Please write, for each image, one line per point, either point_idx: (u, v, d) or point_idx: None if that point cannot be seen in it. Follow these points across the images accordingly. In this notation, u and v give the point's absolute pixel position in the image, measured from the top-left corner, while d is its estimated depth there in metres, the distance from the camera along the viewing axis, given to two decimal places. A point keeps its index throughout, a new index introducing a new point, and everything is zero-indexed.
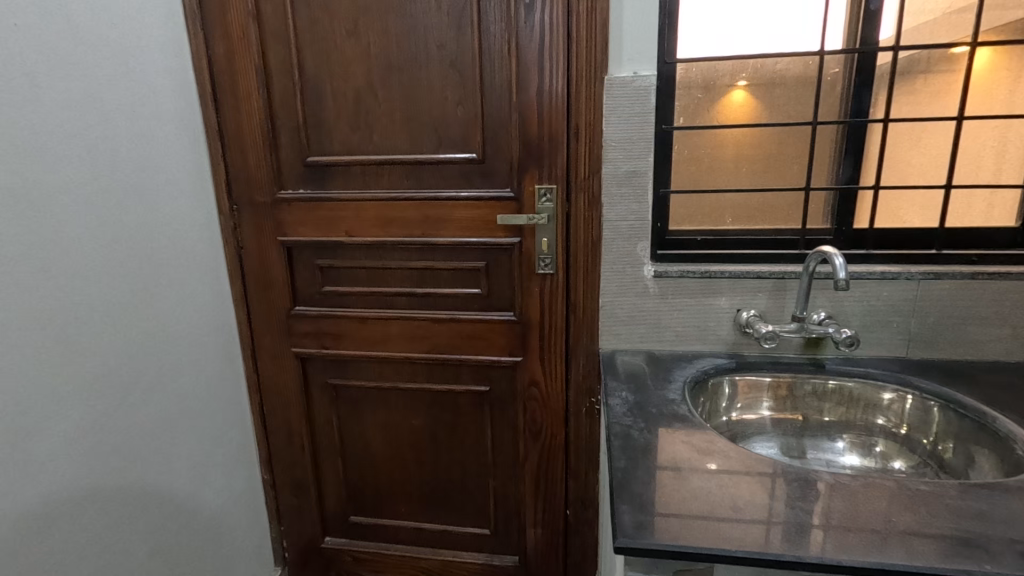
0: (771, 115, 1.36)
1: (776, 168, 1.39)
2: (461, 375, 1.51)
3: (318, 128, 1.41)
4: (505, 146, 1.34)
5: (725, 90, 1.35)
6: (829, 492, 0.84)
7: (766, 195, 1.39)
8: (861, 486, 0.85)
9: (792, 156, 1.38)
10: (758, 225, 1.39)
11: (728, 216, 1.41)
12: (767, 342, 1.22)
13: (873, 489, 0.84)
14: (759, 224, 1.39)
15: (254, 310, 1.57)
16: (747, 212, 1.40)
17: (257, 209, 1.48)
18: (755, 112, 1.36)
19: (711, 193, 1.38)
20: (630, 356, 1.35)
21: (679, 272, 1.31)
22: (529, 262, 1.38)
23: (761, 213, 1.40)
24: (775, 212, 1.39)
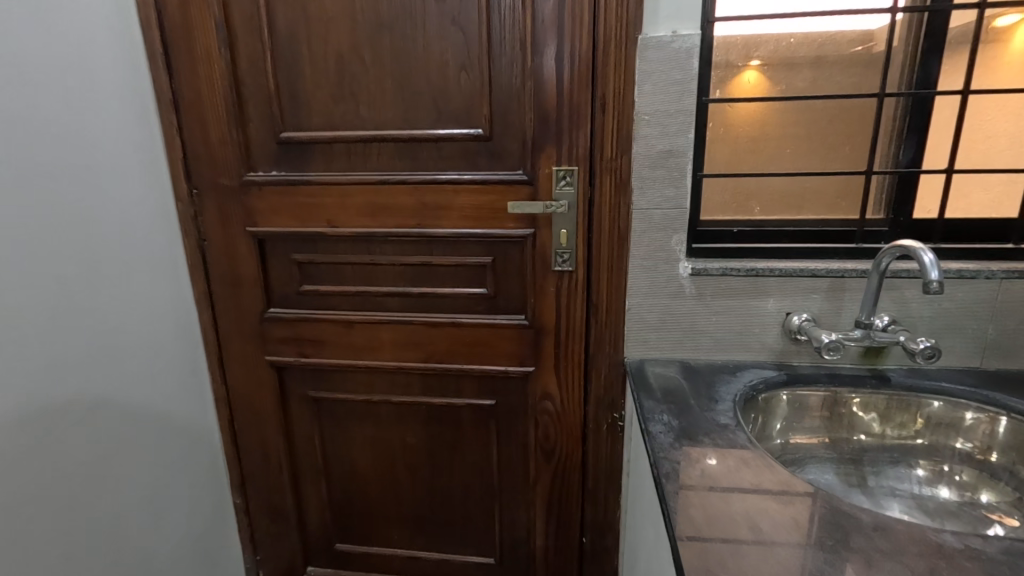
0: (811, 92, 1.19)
1: (826, 151, 1.22)
2: (463, 387, 1.31)
3: (292, 97, 1.18)
4: (515, 119, 1.14)
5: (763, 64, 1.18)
6: (961, 563, 0.65)
7: (815, 182, 1.23)
8: (1001, 555, 0.66)
9: (843, 136, 1.21)
10: (804, 214, 1.23)
11: (769, 203, 1.24)
12: (829, 353, 1.03)
13: (1019, 558, 0.65)
14: (805, 215, 1.23)
15: (220, 313, 1.34)
16: (794, 200, 1.24)
17: (220, 194, 1.25)
18: (790, 87, 1.18)
19: (749, 178, 1.22)
20: (662, 367, 1.16)
21: (720, 269, 1.12)
22: (544, 257, 1.18)
23: (808, 201, 1.24)
24: (823, 200, 1.23)
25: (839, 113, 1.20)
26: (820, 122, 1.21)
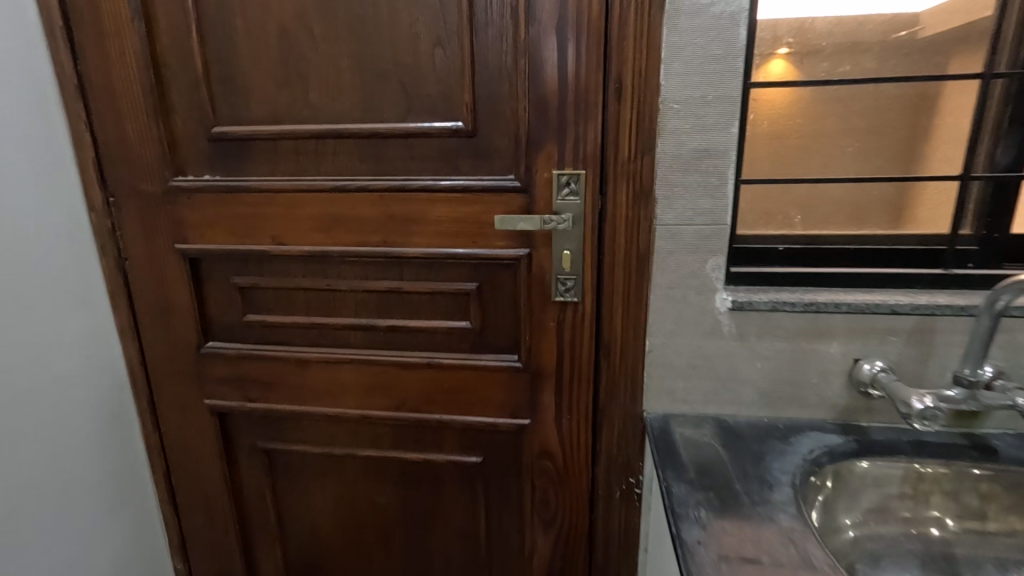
0: (881, 70, 0.93)
1: (902, 151, 0.97)
2: (443, 441, 1.07)
3: (226, 82, 0.94)
4: (505, 109, 0.89)
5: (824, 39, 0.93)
6: None
7: (886, 188, 0.99)
8: None
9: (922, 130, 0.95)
10: (864, 230, 0.98)
11: (817, 214, 1.00)
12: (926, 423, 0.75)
13: None
14: (868, 229, 0.98)
15: (149, 347, 1.10)
16: (851, 211, 0.99)
17: (143, 203, 1.01)
18: (857, 67, 0.93)
19: (798, 183, 0.98)
20: (691, 428, 0.91)
21: (769, 303, 0.87)
22: (542, 285, 0.94)
23: (869, 212, 0.99)
24: (888, 209, 0.99)
25: (919, 101, 0.95)
26: (899, 114, 0.96)
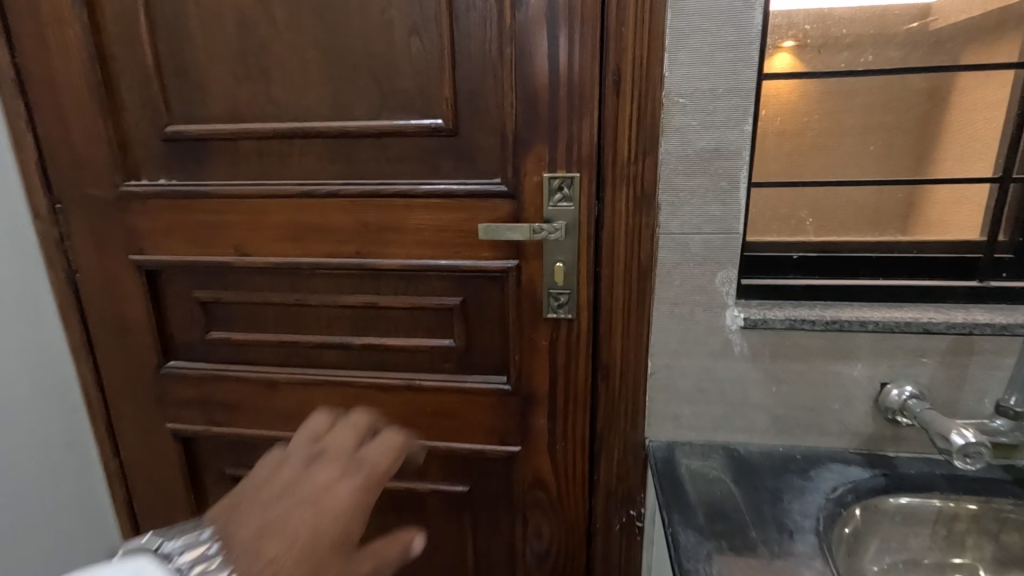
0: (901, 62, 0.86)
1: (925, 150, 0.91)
2: (427, 468, 0.98)
3: (180, 75, 0.84)
4: (489, 104, 0.79)
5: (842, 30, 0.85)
6: None
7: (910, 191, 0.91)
8: None
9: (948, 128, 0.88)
10: (881, 234, 0.91)
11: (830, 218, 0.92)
12: (969, 462, 0.66)
13: None
14: (886, 233, 0.91)
15: (104, 367, 1.01)
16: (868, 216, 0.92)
17: (92, 209, 0.91)
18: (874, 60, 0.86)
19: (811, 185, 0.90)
20: (699, 458, 0.81)
21: (785, 321, 0.78)
22: (533, 300, 0.85)
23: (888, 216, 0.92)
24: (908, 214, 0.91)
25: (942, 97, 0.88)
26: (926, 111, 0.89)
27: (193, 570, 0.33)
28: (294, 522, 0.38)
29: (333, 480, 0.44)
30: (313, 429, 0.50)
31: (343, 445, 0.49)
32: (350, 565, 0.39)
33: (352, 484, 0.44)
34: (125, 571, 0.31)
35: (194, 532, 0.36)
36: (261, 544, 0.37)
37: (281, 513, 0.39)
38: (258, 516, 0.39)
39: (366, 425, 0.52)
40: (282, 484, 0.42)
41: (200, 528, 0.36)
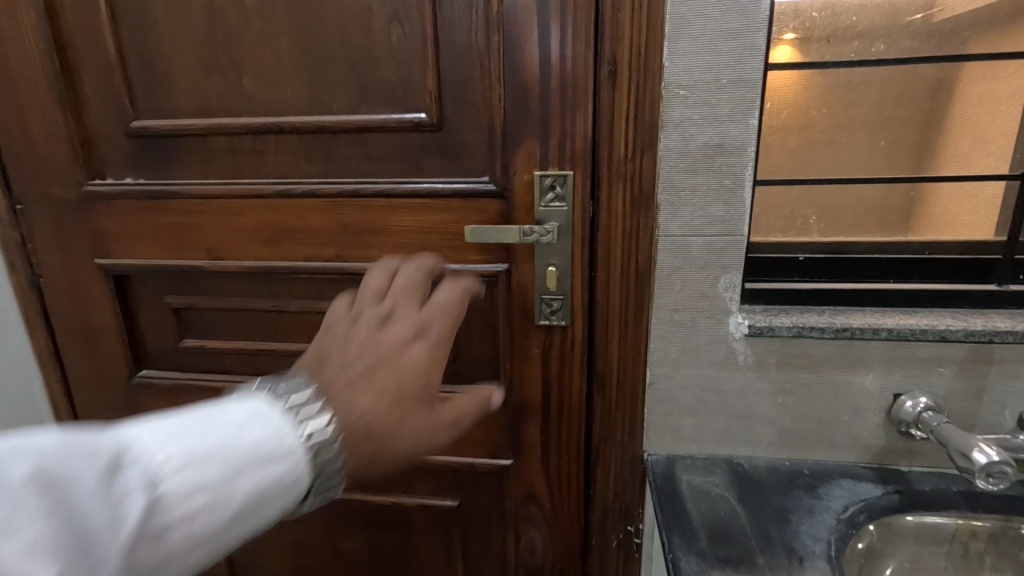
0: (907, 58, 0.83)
1: (931, 149, 0.90)
2: (414, 482, 0.93)
3: (145, 67, 0.79)
4: (476, 97, 0.74)
5: (851, 22, 0.81)
6: None
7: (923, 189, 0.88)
8: None
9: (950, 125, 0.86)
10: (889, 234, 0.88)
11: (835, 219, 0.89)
12: (992, 481, 0.61)
13: None
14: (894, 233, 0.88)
15: (73, 377, 0.95)
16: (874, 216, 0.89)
17: (55, 210, 0.86)
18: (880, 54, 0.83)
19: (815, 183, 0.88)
20: (701, 474, 0.77)
21: (793, 329, 0.72)
22: (524, 306, 0.80)
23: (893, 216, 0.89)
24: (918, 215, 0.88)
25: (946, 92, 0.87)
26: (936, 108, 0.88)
27: (302, 408, 0.41)
28: (377, 381, 0.45)
29: (405, 338, 0.49)
30: (377, 282, 0.55)
31: (410, 291, 0.54)
32: (431, 413, 0.47)
33: (422, 347, 0.49)
34: (246, 410, 0.40)
35: (291, 382, 0.43)
36: (354, 394, 0.44)
37: (364, 374, 0.45)
38: (345, 372, 0.45)
39: (428, 271, 0.59)
40: (360, 345, 0.47)
41: (297, 379, 0.43)
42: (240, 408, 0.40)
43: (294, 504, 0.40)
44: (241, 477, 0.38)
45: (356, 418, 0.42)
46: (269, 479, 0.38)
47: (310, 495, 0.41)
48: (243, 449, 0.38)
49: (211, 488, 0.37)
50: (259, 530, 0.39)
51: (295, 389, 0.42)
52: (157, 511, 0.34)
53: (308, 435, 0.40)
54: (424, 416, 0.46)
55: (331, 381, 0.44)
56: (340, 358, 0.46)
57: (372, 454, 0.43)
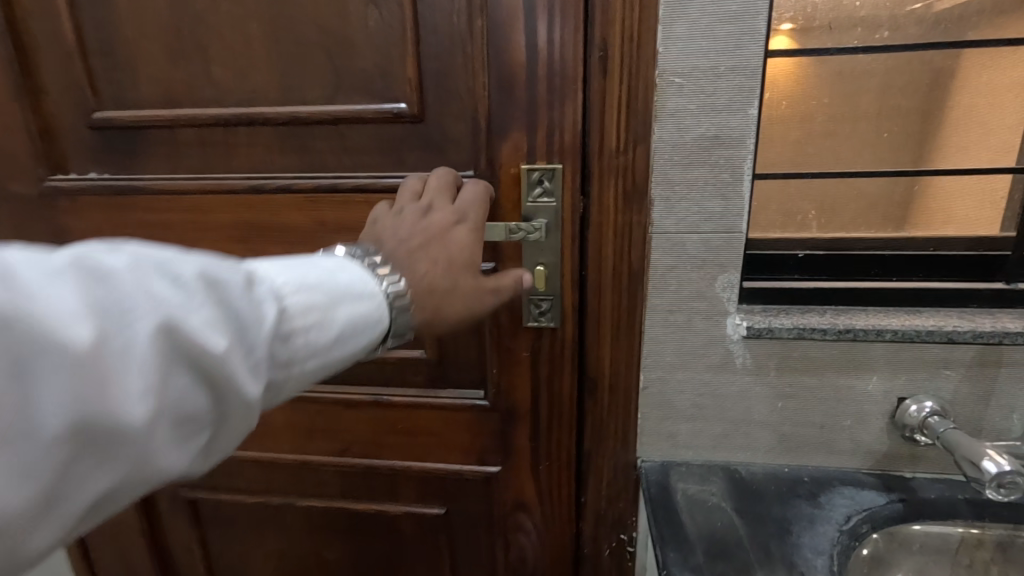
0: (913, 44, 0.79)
1: (935, 141, 0.87)
2: (399, 490, 0.89)
3: (107, 54, 0.74)
4: (460, 86, 0.70)
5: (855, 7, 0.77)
6: None
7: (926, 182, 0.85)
8: None
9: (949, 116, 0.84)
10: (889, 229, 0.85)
11: (833, 215, 0.86)
12: (1005, 492, 0.58)
13: None
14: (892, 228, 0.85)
15: None
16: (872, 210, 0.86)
17: (15, 208, 0.81)
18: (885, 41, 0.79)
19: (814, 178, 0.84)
20: (697, 482, 0.73)
21: (793, 330, 0.69)
22: (512, 307, 0.76)
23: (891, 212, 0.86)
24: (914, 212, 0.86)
25: (951, 80, 0.84)
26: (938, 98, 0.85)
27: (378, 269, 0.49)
28: (431, 255, 0.54)
29: (448, 226, 0.58)
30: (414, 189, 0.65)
31: (444, 193, 0.65)
32: (476, 280, 0.55)
33: (464, 232, 0.58)
34: (335, 263, 0.46)
35: (366, 251, 0.50)
36: (414, 260, 0.52)
37: (420, 249, 0.54)
38: (404, 247, 0.53)
39: (455, 181, 0.68)
40: (415, 227, 0.57)
41: (369, 251, 0.51)
42: (331, 262, 0.46)
43: (373, 344, 0.47)
44: (337, 308, 0.43)
45: (418, 280, 0.51)
46: (359, 314, 0.45)
47: (385, 337, 0.48)
48: (342, 288, 0.44)
49: (323, 311, 0.42)
50: (350, 362, 0.45)
51: (369, 252, 0.51)
52: (283, 318, 0.40)
53: (386, 286, 0.48)
54: (472, 280, 0.55)
55: (394, 250, 0.52)
56: (396, 235, 0.55)
57: (434, 311, 0.51)
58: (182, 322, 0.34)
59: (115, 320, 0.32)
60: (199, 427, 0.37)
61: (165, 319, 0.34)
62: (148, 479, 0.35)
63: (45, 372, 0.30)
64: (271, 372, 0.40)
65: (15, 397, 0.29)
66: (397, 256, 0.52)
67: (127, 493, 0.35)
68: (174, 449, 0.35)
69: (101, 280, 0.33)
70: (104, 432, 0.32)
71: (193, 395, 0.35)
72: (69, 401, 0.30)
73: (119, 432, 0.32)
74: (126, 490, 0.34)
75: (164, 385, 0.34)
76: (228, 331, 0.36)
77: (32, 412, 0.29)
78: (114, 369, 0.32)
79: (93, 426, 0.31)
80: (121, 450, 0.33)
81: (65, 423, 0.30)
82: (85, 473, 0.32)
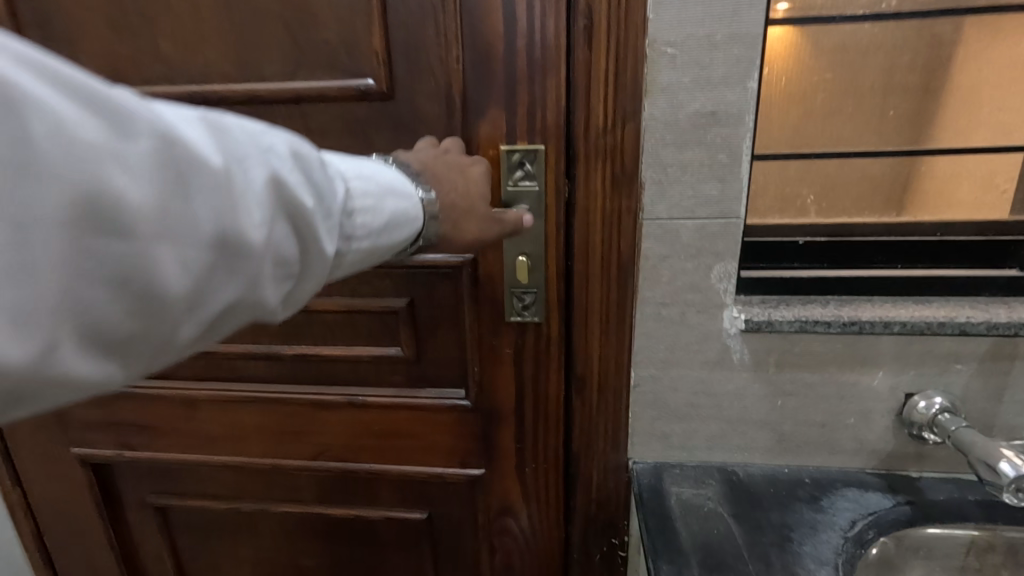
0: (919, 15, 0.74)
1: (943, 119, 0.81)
2: (378, 494, 0.84)
3: (43, 28, 0.67)
4: (432, 60, 0.63)
5: None
6: None
7: (930, 161, 0.81)
8: None
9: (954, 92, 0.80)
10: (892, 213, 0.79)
11: (830, 201, 0.81)
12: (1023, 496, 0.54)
13: None
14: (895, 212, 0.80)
15: None
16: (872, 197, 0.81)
17: None
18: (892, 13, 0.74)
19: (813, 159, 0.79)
20: (692, 485, 0.69)
21: (795, 324, 0.64)
22: (493, 301, 0.71)
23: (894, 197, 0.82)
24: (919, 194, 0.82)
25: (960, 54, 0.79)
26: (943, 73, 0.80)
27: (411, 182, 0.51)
28: (452, 179, 0.56)
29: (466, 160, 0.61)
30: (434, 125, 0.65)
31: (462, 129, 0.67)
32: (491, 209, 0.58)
33: (481, 167, 0.61)
34: (378, 164, 0.47)
35: (402, 163, 0.53)
36: (437, 180, 0.55)
37: (442, 172, 0.56)
38: (428, 166, 0.55)
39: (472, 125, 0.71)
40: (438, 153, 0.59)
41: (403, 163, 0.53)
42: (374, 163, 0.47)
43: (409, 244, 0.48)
44: (388, 200, 0.44)
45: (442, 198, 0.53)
46: (410, 211, 0.46)
47: (418, 241, 0.49)
48: (392, 182, 0.45)
49: (383, 197, 0.43)
50: (395, 253, 0.46)
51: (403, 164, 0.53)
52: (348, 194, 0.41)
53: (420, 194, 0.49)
54: (485, 210, 0.57)
55: (419, 167, 0.54)
56: (418, 155, 0.56)
57: (454, 229, 0.54)
58: (287, 175, 0.35)
59: (236, 157, 0.33)
60: (289, 280, 0.37)
61: (276, 168, 0.34)
62: (248, 314, 0.36)
63: (185, 183, 0.30)
64: (345, 247, 0.40)
65: (162, 199, 0.29)
66: (424, 171, 0.54)
67: (229, 324, 0.36)
68: (275, 290, 0.36)
69: (211, 121, 0.33)
70: (227, 253, 0.32)
71: (289, 241, 0.36)
72: (204, 214, 0.31)
73: (239, 259, 0.33)
74: (230, 321, 0.35)
75: (272, 226, 0.34)
76: (320, 195, 0.37)
77: (173, 219, 0.30)
78: (234, 196, 0.32)
79: (220, 247, 0.32)
80: (236, 278, 0.33)
81: (199, 241, 0.31)
82: (209, 289, 0.32)
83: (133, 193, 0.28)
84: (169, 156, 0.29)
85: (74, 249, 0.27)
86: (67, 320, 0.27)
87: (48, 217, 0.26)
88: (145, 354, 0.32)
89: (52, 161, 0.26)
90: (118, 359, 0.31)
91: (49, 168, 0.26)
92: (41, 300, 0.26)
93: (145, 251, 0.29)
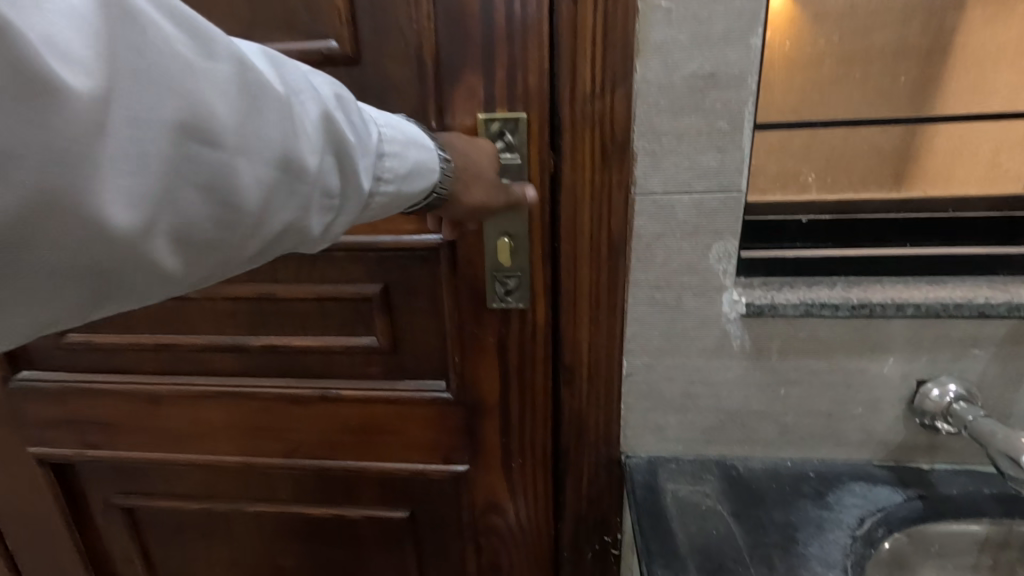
0: None
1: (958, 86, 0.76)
2: (357, 492, 0.79)
3: None
4: (400, 18, 0.57)
5: None
6: None
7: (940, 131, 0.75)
8: None
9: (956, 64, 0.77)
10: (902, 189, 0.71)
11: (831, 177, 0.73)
12: None
13: None
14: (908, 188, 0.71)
15: None
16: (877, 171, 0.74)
17: None
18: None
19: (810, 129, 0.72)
20: (689, 481, 0.64)
21: (800, 308, 0.59)
22: (474, 286, 0.65)
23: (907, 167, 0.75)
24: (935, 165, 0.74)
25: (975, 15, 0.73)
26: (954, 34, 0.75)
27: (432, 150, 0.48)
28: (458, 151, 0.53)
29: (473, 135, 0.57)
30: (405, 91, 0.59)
31: None
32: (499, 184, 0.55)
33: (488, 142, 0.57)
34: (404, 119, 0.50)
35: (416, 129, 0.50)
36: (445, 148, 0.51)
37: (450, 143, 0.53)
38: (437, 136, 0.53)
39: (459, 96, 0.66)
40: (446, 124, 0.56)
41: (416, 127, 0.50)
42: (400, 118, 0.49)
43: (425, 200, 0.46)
44: (412, 150, 0.44)
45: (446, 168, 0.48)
46: (431, 163, 0.45)
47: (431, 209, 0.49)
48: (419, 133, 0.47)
49: (412, 145, 0.44)
50: (419, 206, 0.47)
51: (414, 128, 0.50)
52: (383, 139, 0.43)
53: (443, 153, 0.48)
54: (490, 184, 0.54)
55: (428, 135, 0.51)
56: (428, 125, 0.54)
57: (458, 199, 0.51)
58: (338, 115, 0.38)
59: (295, 91, 0.36)
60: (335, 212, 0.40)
61: (329, 106, 0.37)
62: (299, 239, 0.39)
63: (259, 106, 0.33)
64: (379, 190, 0.41)
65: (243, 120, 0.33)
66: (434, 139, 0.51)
67: (284, 247, 0.39)
68: (325, 220, 0.39)
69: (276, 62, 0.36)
70: (291, 174, 0.35)
71: (338, 174, 0.38)
72: (274, 137, 0.34)
73: (299, 181, 0.36)
74: (285, 243, 0.38)
75: (325, 157, 0.37)
76: (362, 135, 0.40)
77: (250, 139, 0.33)
78: (296, 127, 0.35)
79: (286, 168, 0.35)
80: (296, 200, 0.36)
81: (269, 159, 0.34)
82: (275, 209, 0.35)
83: (220, 108, 0.32)
84: (247, 81, 0.33)
85: (173, 151, 0.30)
86: (161, 213, 0.30)
87: (157, 123, 0.29)
88: (218, 260, 0.35)
89: (162, 75, 0.29)
90: (195, 261, 0.34)
91: (154, 74, 0.29)
92: (144, 191, 0.29)
93: (228, 161, 0.32)
